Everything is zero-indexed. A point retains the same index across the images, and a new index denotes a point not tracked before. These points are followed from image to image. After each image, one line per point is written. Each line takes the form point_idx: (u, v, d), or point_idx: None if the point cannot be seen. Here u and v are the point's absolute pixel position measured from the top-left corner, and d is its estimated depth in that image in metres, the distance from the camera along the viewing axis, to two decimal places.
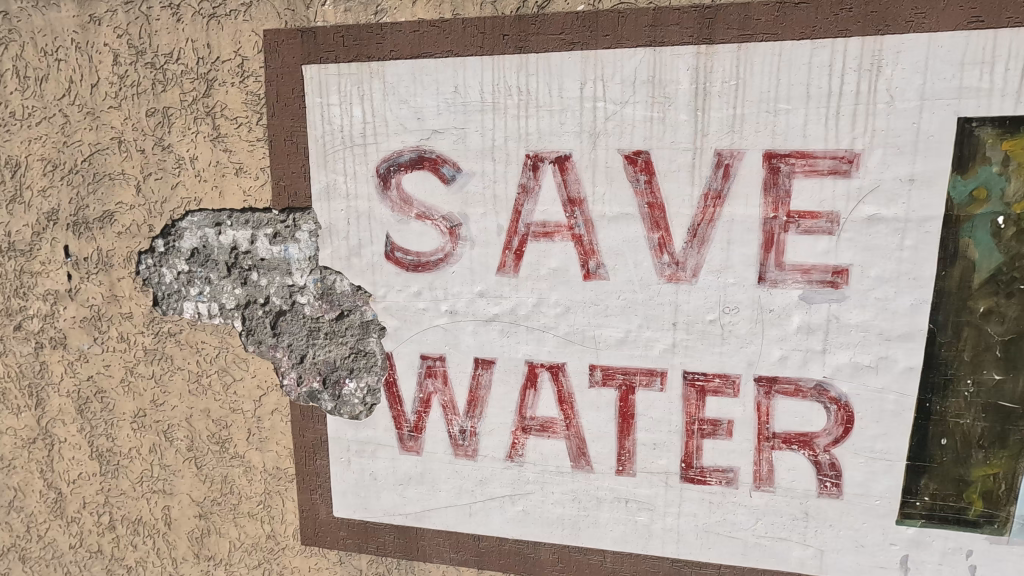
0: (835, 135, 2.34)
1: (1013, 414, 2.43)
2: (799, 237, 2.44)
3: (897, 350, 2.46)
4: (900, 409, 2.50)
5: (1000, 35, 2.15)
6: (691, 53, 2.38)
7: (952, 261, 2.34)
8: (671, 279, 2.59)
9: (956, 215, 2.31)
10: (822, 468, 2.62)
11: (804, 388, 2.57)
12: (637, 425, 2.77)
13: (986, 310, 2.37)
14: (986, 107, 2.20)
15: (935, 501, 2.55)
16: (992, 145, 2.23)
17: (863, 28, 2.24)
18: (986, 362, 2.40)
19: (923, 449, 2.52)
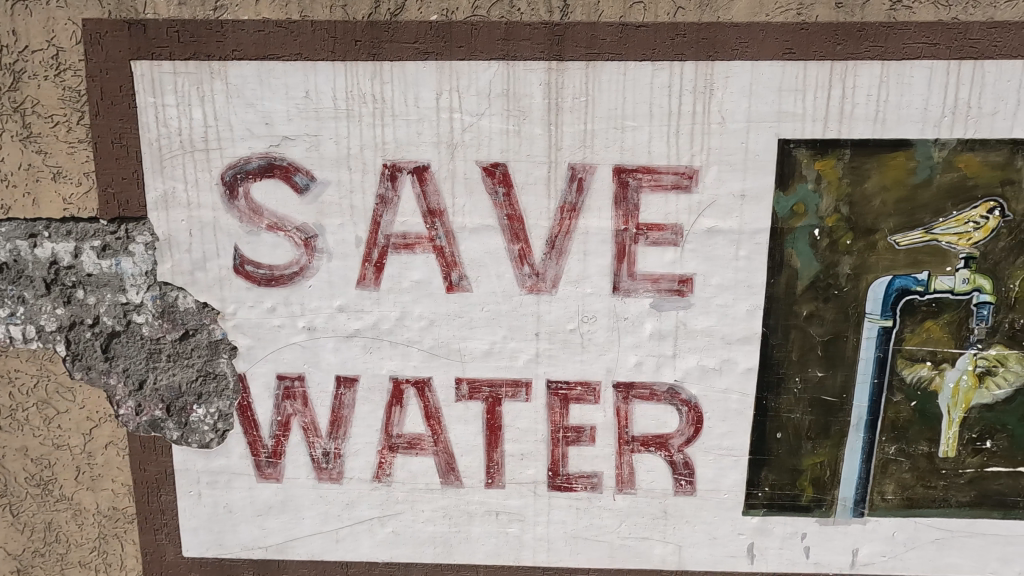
0: (676, 152, 2.49)
1: (834, 407, 2.69)
2: (648, 248, 2.57)
3: (737, 352, 2.64)
4: (742, 407, 2.70)
5: (809, 66, 2.39)
6: (542, 68, 2.43)
7: (779, 269, 2.56)
8: (532, 290, 2.62)
9: (780, 228, 2.53)
10: (677, 467, 2.76)
11: (658, 392, 2.70)
12: (505, 437, 2.76)
13: (809, 314, 2.60)
14: (800, 130, 2.44)
15: (774, 491, 2.77)
16: (806, 165, 2.47)
17: (696, 53, 2.40)
18: (811, 361, 2.64)
19: (762, 443, 2.73)
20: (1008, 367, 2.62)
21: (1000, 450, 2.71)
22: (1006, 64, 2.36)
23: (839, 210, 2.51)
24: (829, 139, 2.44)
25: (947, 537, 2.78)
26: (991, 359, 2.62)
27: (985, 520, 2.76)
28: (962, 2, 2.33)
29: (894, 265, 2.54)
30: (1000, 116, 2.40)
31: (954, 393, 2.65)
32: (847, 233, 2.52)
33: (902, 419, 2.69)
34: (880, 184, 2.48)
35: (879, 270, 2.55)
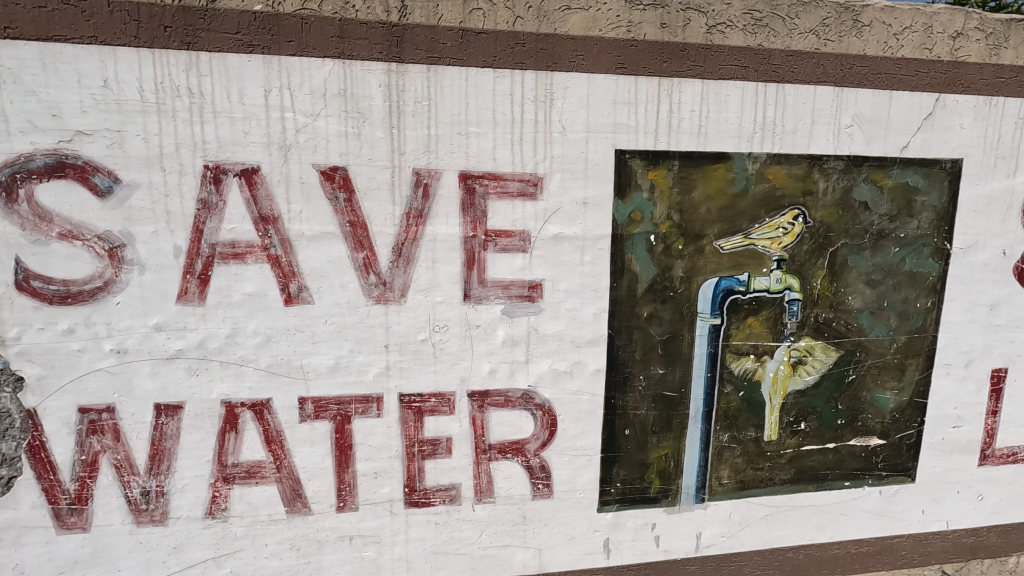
0: (520, 160, 2.52)
1: (675, 402, 2.87)
2: (497, 254, 2.57)
3: (586, 354, 2.73)
4: (593, 408, 2.79)
5: (640, 81, 2.54)
6: (382, 70, 2.34)
7: (620, 273, 2.69)
8: (380, 300, 2.51)
9: (619, 234, 2.66)
10: (534, 472, 2.78)
11: (513, 399, 2.70)
12: (356, 456, 2.61)
13: (649, 315, 2.76)
14: (634, 142, 2.58)
15: (625, 486, 2.89)
16: (641, 174, 2.62)
17: (535, 63, 2.45)
18: (652, 359, 2.80)
19: (612, 441, 2.84)
20: (815, 356, 2.97)
21: (813, 430, 3.05)
22: (802, 88, 2.67)
23: (671, 217, 2.69)
24: (659, 151, 2.61)
25: (774, 512, 3.08)
26: (802, 349, 2.94)
27: (803, 494, 3.09)
28: (766, 31, 2.60)
29: (719, 268, 2.78)
30: (799, 134, 2.71)
31: (773, 381, 2.95)
32: (679, 238, 2.71)
33: (732, 408, 2.94)
34: (705, 193, 2.69)
35: (707, 272, 2.77)
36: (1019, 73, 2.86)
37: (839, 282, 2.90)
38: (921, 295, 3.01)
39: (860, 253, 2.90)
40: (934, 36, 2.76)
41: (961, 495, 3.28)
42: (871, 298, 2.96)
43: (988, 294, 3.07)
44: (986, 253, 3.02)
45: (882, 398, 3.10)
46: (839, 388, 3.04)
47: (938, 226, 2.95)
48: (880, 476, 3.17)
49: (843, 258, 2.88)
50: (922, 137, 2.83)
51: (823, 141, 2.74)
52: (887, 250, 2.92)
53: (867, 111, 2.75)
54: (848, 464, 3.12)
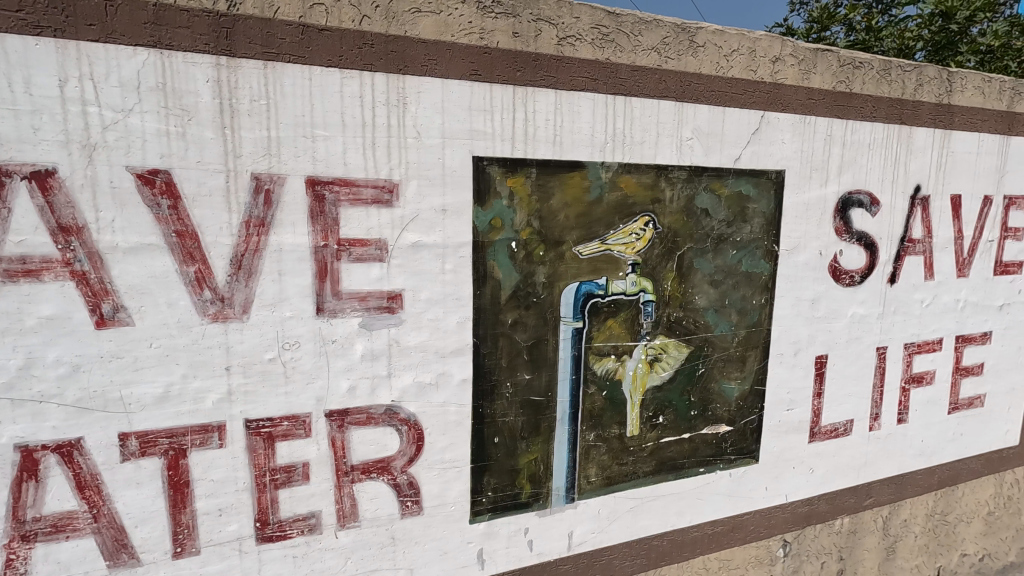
0: (374, 166, 2.40)
1: (542, 406, 2.91)
2: (352, 265, 2.43)
3: (451, 365, 2.68)
4: (461, 418, 2.74)
5: (494, 89, 2.54)
6: (208, 63, 2.11)
7: (483, 281, 2.68)
8: (217, 318, 2.26)
9: (481, 241, 2.64)
10: (402, 490, 2.67)
11: (375, 416, 2.57)
12: (195, 493, 2.33)
13: (513, 321, 2.77)
14: (492, 149, 2.58)
15: (496, 494, 2.88)
16: (499, 181, 2.62)
17: (385, 65, 2.35)
18: (519, 365, 2.82)
19: (482, 450, 2.82)
20: (668, 353, 3.17)
21: (670, 423, 3.26)
22: (647, 102, 2.85)
23: (531, 224, 2.72)
24: (517, 158, 2.63)
25: (640, 503, 3.23)
26: (657, 347, 3.13)
27: (664, 484, 3.28)
28: (612, 46, 2.73)
29: (579, 273, 2.86)
30: (646, 145, 2.88)
31: (633, 379, 3.10)
32: (539, 245, 2.76)
33: (597, 407, 3.05)
34: (562, 201, 2.76)
35: (568, 278, 2.85)
36: (825, 95, 3.27)
37: (686, 283, 3.13)
38: (756, 293, 3.33)
39: (704, 256, 3.15)
40: (757, 60, 3.07)
41: (796, 470, 3.67)
42: (714, 297, 3.23)
43: (809, 290, 3.47)
44: (807, 253, 3.41)
45: (728, 388, 3.38)
46: (691, 381, 3.27)
47: (768, 230, 3.28)
48: (729, 460, 3.45)
49: (689, 260, 3.11)
50: (751, 150, 3.13)
51: (668, 152, 2.94)
52: (726, 253, 3.20)
53: (704, 126, 2.99)
54: (702, 451, 3.37)
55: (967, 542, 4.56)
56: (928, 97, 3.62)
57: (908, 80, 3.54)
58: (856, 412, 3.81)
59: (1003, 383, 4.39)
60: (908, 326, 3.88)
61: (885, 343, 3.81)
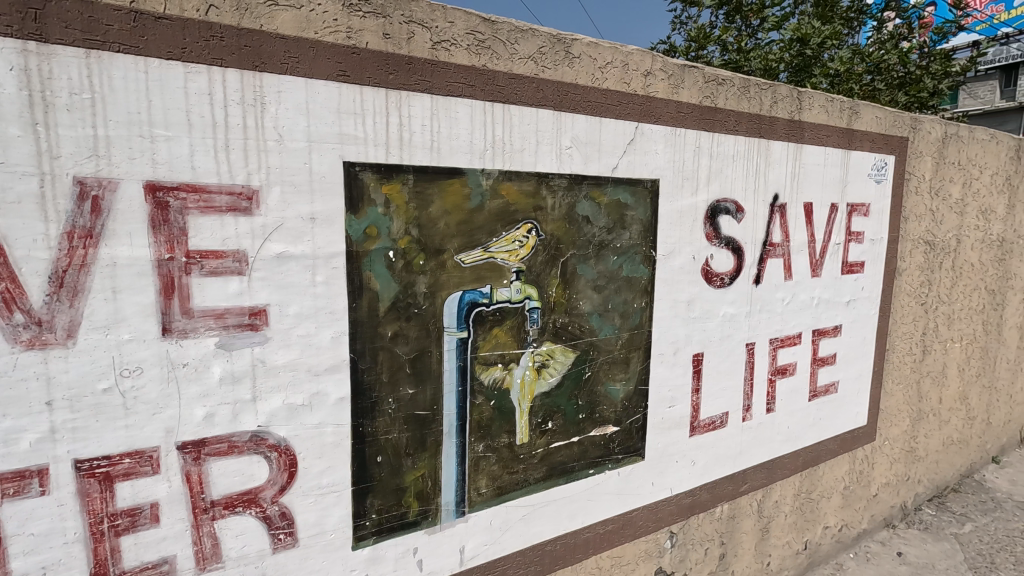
0: (229, 170, 2.19)
1: (427, 420, 2.81)
2: (205, 279, 2.20)
3: (326, 383, 2.50)
4: (339, 439, 2.57)
5: (364, 91, 2.42)
6: (12, 49, 1.82)
7: (359, 293, 2.54)
8: (33, 345, 1.93)
9: (355, 251, 2.50)
10: (273, 522, 2.46)
11: (238, 444, 2.34)
12: (10, 552, 1.98)
13: (394, 334, 2.65)
14: (364, 154, 2.45)
15: (381, 516, 2.74)
16: (374, 188, 2.50)
17: (238, 60, 2.15)
18: (401, 379, 2.70)
19: (363, 471, 2.66)
20: (555, 359, 3.21)
21: (558, 427, 3.30)
22: (525, 110, 2.86)
23: (409, 232, 2.63)
24: (392, 164, 2.53)
25: (532, 510, 3.23)
26: (543, 354, 3.16)
27: (555, 488, 3.31)
28: (488, 52, 2.72)
29: (462, 282, 2.81)
30: (526, 153, 2.89)
31: (520, 387, 3.10)
32: (419, 254, 2.67)
33: (485, 417, 3.00)
34: (441, 208, 2.70)
35: (451, 287, 2.78)
36: (693, 109, 3.48)
37: (570, 289, 3.18)
38: (637, 297, 3.47)
39: (586, 262, 3.22)
40: (630, 73, 3.20)
41: (679, 463, 3.86)
42: (598, 302, 3.31)
43: (685, 292, 3.67)
44: (681, 258, 3.61)
45: (614, 389, 3.49)
46: (578, 385, 3.34)
47: (646, 236, 3.42)
48: (617, 459, 3.55)
49: (572, 267, 3.17)
50: (627, 159, 3.25)
51: (548, 160, 2.97)
52: (608, 259, 3.30)
53: (582, 135, 3.06)
54: (591, 453, 3.44)
55: (828, 516, 5.05)
56: (782, 113, 3.97)
57: (765, 98, 3.86)
58: (731, 405, 4.08)
59: (852, 370, 4.92)
60: (772, 323, 4.23)
61: (753, 339, 4.13)
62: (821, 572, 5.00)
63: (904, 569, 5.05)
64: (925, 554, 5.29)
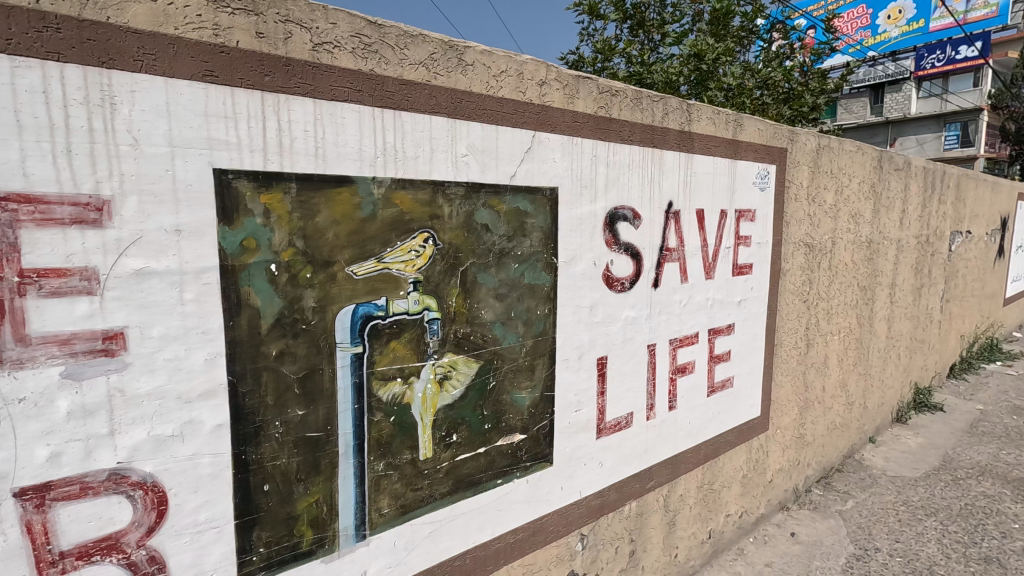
0: (72, 178, 1.95)
1: (321, 442, 2.65)
2: (45, 301, 1.94)
3: (200, 410, 2.29)
4: (217, 470, 2.35)
5: (236, 93, 2.25)
6: None
7: (237, 310, 2.35)
8: None
9: (230, 265, 2.31)
10: (140, 568, 2.22)
11: (94, 484, 2.08)
12: None
13: (279, 352, 2.48)
14: (238, 160, 2.28)
15: (270, 549, 2.54)
16: (250, 198, 2.33)
17: (81, 55, 1.93)
18: (289, 401, 2.53)
19: (248, 502, 2.46)
20: (457, 370, 3.16)
21: (464, 439, 3.24)
22: (418, 117, 2.79)
23: (293, 244, 2.47)
24: (271, 171, 2.37)
25: (439, 526, 3.14)
26: (446, 365, 3.10)
27: (463, 502, 3.24)
28: (374, 57, 2.63)
29: (355, 295, 2.69)
30: (420, 160, 2.82)
31: (422, 401, 3.02)
32: (305, 267, 2.52)
33: (385, 435, 2.88)
34: (329, 218, 2.56)
35: (342, 300, 2.65)
36: (588, 119, 3.57)
37: (471, 299, 3.15)
38: (540, 303, 3.49)
39: (487, 270, 3.20)
40: (525, 82, 3.23)
41: (588, 466, 3.93)
42: (500, 310, 3.30)
43: (587, 298, 3.74)
44: (583, 264, 3.68)
45: (519, 397, 3.48)
46: (483, 395, 3.30)
47: (546, 243, 3.45)
48: (525, 467, 3.55)
49: (472, 276, 3.13)
50: (525, 167, 3.27)
51: (444, 168, 2.91)
52: (509, 267, 3.29)
53: (478, 142, 3.04)
54: (498, 462, 3.41)
55: (729, 504, 5.34)
56: (674, 124, 4.17)
57: (657, 109, 4.03)
58: (635, 405, 4.21)
59: (745, 365, 5.25)
60: (671, 324, 4.41)
61: (654, 341, 4.29)
62: (725, 558, 5.27)
63: (797, 548, 5.44)
64: (815, 532, 5.73)
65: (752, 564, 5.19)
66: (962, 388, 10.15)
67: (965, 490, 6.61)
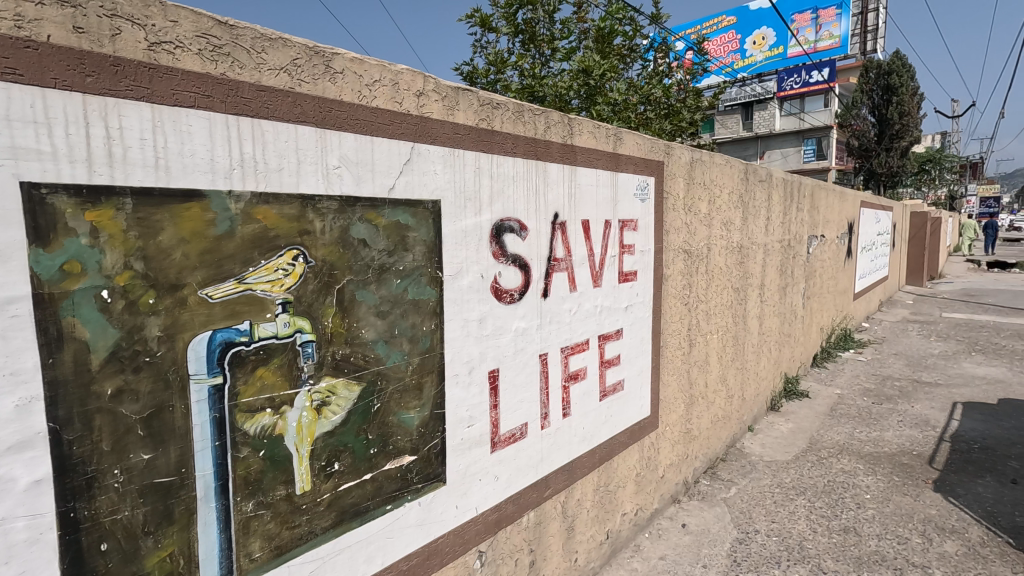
0: None
1: (173, 488, 2.36)
2: None
3: (10, 466, 1.94)
4: (37, 534, 2.01)
5: (48, 95, 1.96)
6: None
7: (58, 345, 2.03)
8: None
9: (47, 293, 1.99)
10: None
11: None
12: None
13: (116, 391, 2.18)
14: (53, 172, 1.98)
15: None
16: (73, 215, 2.03)
17: None
18: (131, 445, 2.23)
19: (80, 567, 2.13)
20: (337, 394, 2.97)
21: (347, 467, 3.05)
22: (280, 126, 2.60)
23: (130, 266, 2.19)
24: (98, 185, 2.08)
25: (322, 564, 2.92)
26: (323, 391, 2.90)
27: (348, 534, 3.05)
28: (226, 59, 2.42)
29: (211, 320, 2.43)
30: (285, 172, 2.63)
31: (297, 431, 2.79)
32: (147, 291, 2.24)
33: (253, 472, 2.63)
34: (175, 236, 2.30)
35: (196, 328, 2.39)
36: (470, 131, 3.54)
37: (350, 318, 2.98)
38: (426, 319, 3.39)
39: (366, 287, 3.05)
40: (401, 92, 3.14)
41: (483, 481, 3.87)
42: (382, 328, 3.16)
43: (475, 311, 3.69)
44: (469, 277, 3.63)
45: (407, 417, 3.35)
46: (366, 418, 3.14)
47: (430, 257, 3.37)
48: (417, 489, 3.42)
49: (350, 293, 2.96)
50: (405, 179, 3.17)
51: (313, 180, 2.73)
52: (390, 283, 3.16)
53: (351, 154, 2.89)
54: (386, 488, 3.25)
55: (625, 503, 5.53)
56: (556, 137, 4.27)
57: (539, 122, 4.10)
58: (529, 415, 4.23)
59: (634, 367, 5.47)
60: (561, 332, 4.49)
61: (545, 350, 4.35)
62: (623, 556, 5.44)
63: (688, 538, 5.75)
64: (703, 521, 6.09)
65: (648, 558, 5.40)
66: (823, 375, 11.36)
67: (827, 468, 7.37)
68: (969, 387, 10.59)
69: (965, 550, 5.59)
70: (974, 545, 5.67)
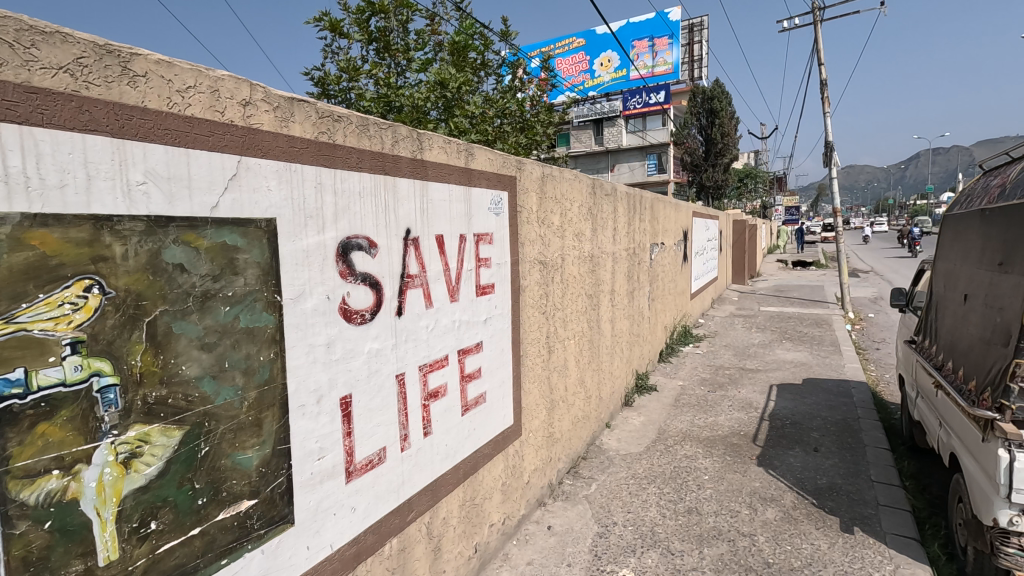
0: None
1: None
2: None
3: None
4: None
5: None
6: None
7: None
8: None
9: None
10: None
11: None
12: None
13: None
14: None
15: None
16: None
17: None
18: None
19: None
20: (151, 443, 2.58)
21: (167, 525, 2.66)
22: (62, 135, 2.22)
23: None
24: None
25: None
26: (132, 441, 2.50)
27: None
28: None
29: None
30: (70, 189, 2.24)
31: (98, 492, 2.38)
32: None
33: (37, 548, 2.19)
34: None
35: None
36: (308, 144, 3.33)
37: (165, 354, 2.61)
38: (262, 348, 3.09)
39: (186, 318, 2.69)
40: (223, 101, 2.85)
41: (338, 515, 3.62)
42: (209, 362, 2.82)
43: (321, 335, 3.46)
44: (314, 299, 3.39)
45: (243, 459, 3.02)
46: (191, 466, 2.76)
47: (265, 281, 3.08)
48: (258, 536, 3.10)
49: (165, 326, 2.60)
50: (231, 197, 2.87)
51: (110, 198, 2.36)
52: (217, 311, 2.83)
53: (161, 168, 2.54)
54: (220, 541, 2.90)
55: (492, 513, 5.56)
56: (405, 152, 4.18)
57: (386, 137, 3.99)
58: (387, 439, 4.07)
59: (495, 379, 5.54)
60: (418, 350, 4.40)
61: (402, 370, 4.22)
62: (492, 567, 5.47)
63: (553, 540, 5.95)
64: (567, 520, 6.33)
65: (516, 565, 5.48)
66: (668, 369, 12.52)
67: (673, 454, 8.12)
68: (781, 371, 12.37)
69: (782, 514, 6.47)
70: (788, 509, 6.60)
